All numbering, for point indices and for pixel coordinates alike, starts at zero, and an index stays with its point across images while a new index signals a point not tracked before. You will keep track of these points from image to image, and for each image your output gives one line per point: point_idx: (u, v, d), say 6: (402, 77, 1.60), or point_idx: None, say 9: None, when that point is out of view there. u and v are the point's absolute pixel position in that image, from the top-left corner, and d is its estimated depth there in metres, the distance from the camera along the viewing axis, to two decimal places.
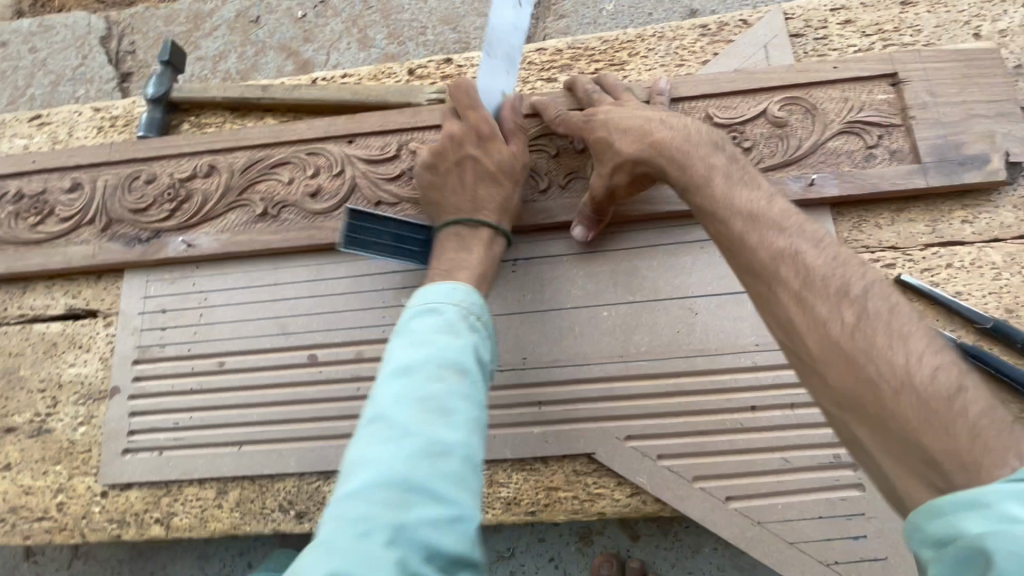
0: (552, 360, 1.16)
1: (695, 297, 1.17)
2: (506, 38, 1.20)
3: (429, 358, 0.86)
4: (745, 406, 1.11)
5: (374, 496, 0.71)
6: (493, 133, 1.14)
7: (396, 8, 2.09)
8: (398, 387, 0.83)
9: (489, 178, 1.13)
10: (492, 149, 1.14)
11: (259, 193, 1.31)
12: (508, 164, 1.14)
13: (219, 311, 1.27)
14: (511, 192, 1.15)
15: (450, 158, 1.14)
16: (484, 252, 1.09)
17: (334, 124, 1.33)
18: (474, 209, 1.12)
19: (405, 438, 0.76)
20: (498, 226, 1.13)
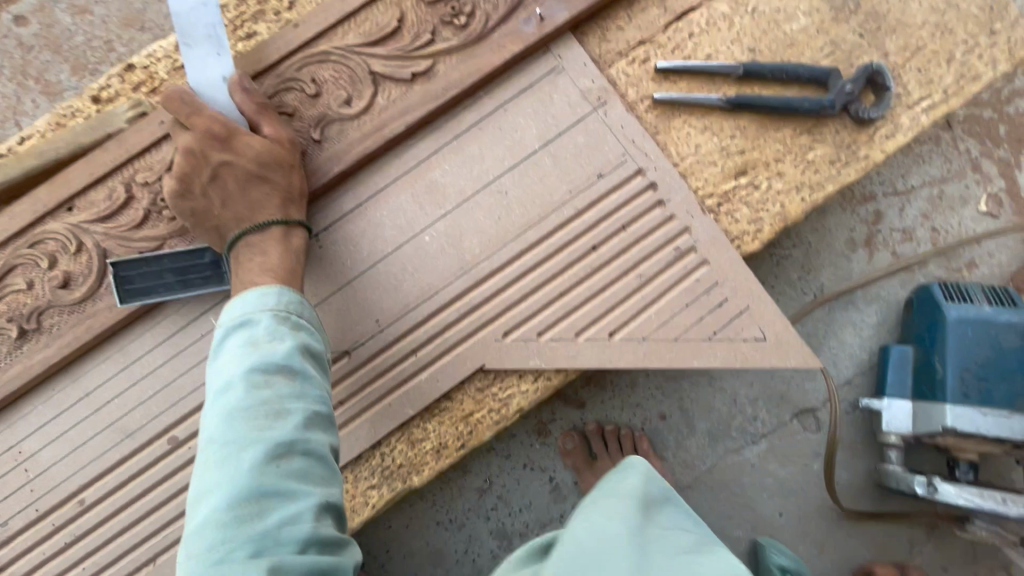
0: (404, 308, 1.13)
1: (498, 179, 1.15)
2: (197, 23, 1.05)
3: (245, 367, 0.82)
4: (587, 250, 1.14)
5: (220, 521, 0.71)
6: (234, 128, 1.01)
7: (62, 35, 1.73)
8: (219, 410, 0.80)
9: (254, 175, 1.00)
10: (240, 144, 1.01)
11: (4, 315, 1.10)
12: (267, 154, 1.01)
13: (46, 454, 1.10)
14: (287, 178, 1.03)
15: (201, 175, 1.00)
16: (288, 252, 1.00)
17: (38, 198, 1.11)
18: (253, 215, 1.01)
19: (239, 455, 0.75)
20: (289, 218, 1.02)
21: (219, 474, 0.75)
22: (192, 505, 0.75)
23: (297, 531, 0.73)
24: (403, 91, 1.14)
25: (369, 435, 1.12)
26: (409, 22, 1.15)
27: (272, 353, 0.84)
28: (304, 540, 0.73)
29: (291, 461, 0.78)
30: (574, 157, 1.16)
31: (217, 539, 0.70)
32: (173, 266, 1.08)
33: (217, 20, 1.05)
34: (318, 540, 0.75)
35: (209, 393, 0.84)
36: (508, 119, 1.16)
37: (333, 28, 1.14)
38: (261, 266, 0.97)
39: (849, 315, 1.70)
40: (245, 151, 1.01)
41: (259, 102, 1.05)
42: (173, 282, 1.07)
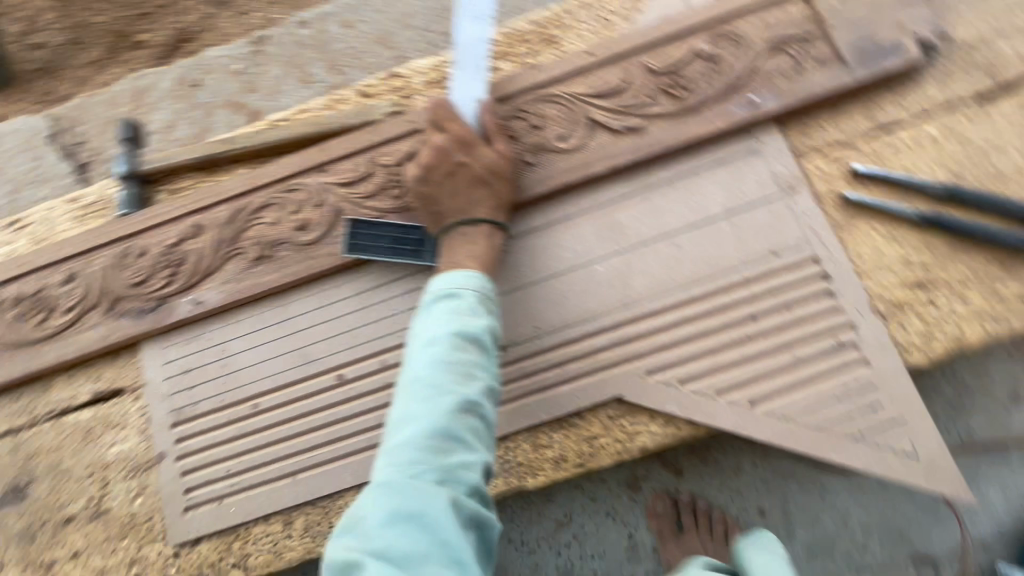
0: (563, 323, 1.24)
1: (677, 234, 1.25)
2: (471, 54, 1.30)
3: (452, 329, 0.97)
4: (746, 318, 1.19)
5: (417, 444, 0.82)
6: (477, 140, 1.21)
7: (328, 40, 2.14)
8: (427, 357, 0.94)
9: (482, 179, 1.19)
10: (479, 152, 1.20)
11: (250, 240, 1.36)
12: (496, 164, 1.20)
13: (242, 358, 1.32)
14: (503, 189, 1.21)
15: (441, 167, 1.19)
16: (491, 248, 1.16)
17: (303, 158, 1.39)
18: (470, 210, 1.17)
19: (439, 397, 0.88)
20: (497, 220, 1.19)
21: (418, 407, 0.88)
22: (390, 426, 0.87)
23: (472, 477, 0.83)
24: (611, 140, 1.30)
25: (501, 427, 1.22)
26: (632, 84, 1.31)
27: (473, 325, 0.99)
28: (475, 486, 0.83)
29: (474, 417, 0.89)
30: (754, 232, 1.23)
31: (412, 458, 0.81)
32: (392, 234, 1.28)
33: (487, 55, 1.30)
34: (483, 491, 0.85)
35: (416, 342, 0.98)
36: (698, 183, 1.27)
37: (567, 77, 1.34)
38: (468, 254, 1.14)
39: (998, 472, 1.55)
40: (481, 159, 1.19)
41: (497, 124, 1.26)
42: (388, 247, 1.27)
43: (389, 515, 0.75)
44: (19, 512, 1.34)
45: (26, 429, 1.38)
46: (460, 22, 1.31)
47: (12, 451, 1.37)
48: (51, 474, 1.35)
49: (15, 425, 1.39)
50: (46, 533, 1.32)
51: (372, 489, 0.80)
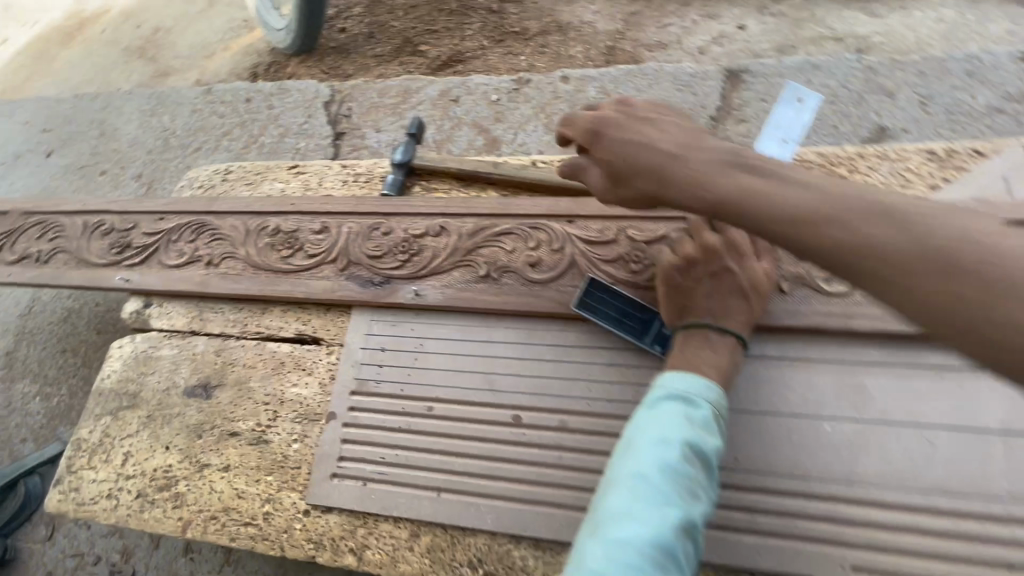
0: (768, 468, 1.13)
1: (932, 429, 1.10)
2: None
3: (690, 441, 0.94)
4: (998, 560, 1.00)
5: (643, 557, 0.81)
6: (749, 251, 1.19)
7: (582, 100, 2.29)
8: (661, 458, 0.91)
9: (742, 292, 1.16)
10: (748, 264, 1.18)
11: (483, 258, 1.44)
12: (760, 283, 1.17)
13: (434, 359, 1.37)
14: (758, 307, 1.17)
15: (706, 265, 1.18)
16: (732, 362, 1.11)
17: (557, 203, 1.46)
18: (720, 316, 1.15)
19: (669, 512, 0.86)
20: (743, 336, 1.14)
21: (645, 513, 0.86)
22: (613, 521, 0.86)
23: None
24: None
25: None
26: None
27: (707, 443, 0.96)
28: None
29: (692, 543, 0.87)
30: None
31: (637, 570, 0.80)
32: (624, 308, 1.27)
33: None
34: None
35: (646, 435, 0.96)
36: (974, 385, 1.12)
37: None
38: (710, 360, 1.10)
39: None
40: (749, 271, 1.17)
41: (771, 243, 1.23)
42: (616, 319, 1.27)
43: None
44: (198, 407, 1.47)
45: (233, 339, 1.54)
46: (765, 138, 1.31)
47: (215, 353, 1.53)
48: (235, 388, 1.47)
49: (227, 333, 1.55)
50: (209, 436, 1.43)
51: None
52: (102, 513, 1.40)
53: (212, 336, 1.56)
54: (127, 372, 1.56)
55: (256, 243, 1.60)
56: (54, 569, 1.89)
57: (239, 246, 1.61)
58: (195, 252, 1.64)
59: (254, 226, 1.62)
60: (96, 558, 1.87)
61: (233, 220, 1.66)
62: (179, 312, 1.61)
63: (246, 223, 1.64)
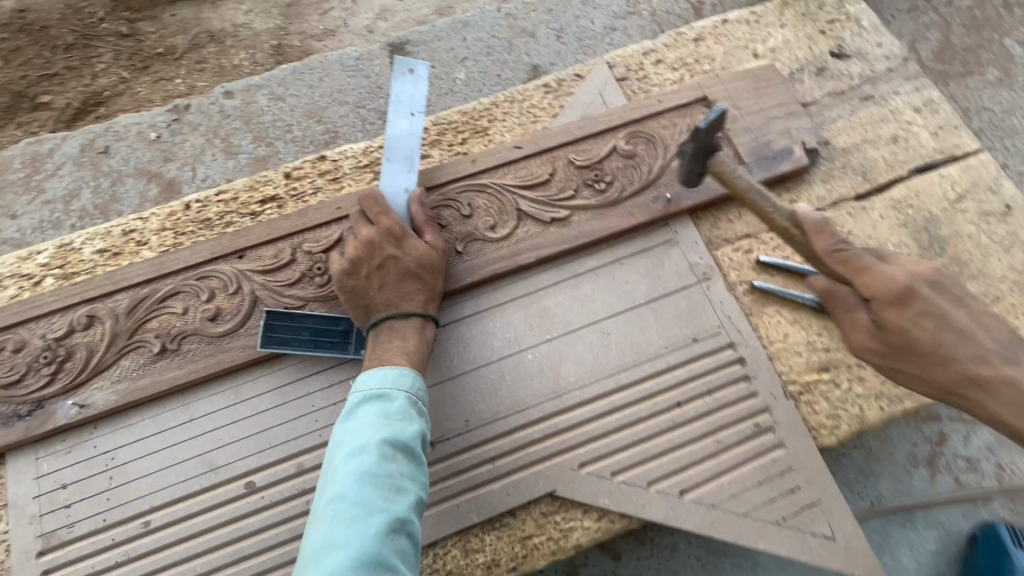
0: (494, 415, 1.21)
1: (604, 320, 1.28)
2: (400, 142, 1.31)
3: (380, 438, 0.96)
4: (673, 405, 1.22)
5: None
6: (409, 232, 1.22)
7: (255, 113, 2.10)
8: (349, 471, 0.93)
9: (413, 271, 1.19)
10: (410, 244, 1.21)
11: (153, 331, 1.24)
12: (426, 257, 1.21)
13: (133, 468, 1.17)
14: (435, 280, 1.22)
15: (371, 260, 1.18)
16: (423, 339, 1.16)
17: (218, 242, 1.30)
18: (400, 303, 1.17)
19: (366, 520, 0.87)
20: (429, 312, 1.19)
21: (343, 533, 0.85)
22: (315, 556, 0.84)
23: None
24: (541, 230, 1.33)
25: (428, 532, 1.15)
26: (557, 177, 1.37)
27: (402, 431, 0.99)
28: None
29: (400, 538, 0.88)
30: (674, 318, 1.29)
31: None
32: (316, 329, 1.23)
33: (417, 148, 1.31)
34: None
35: (341, 453, 0.96)
36: (622, 272, 1.32)
37: (495, 168, 1.38)
38: (398, 348, 1.13)
39: (907, 533, 1.65)
40: (413, 251, 1.20)
41: (429, 215, 1.28)
42: (311, 342, 1.22)
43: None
44: None
45: None
46: (391, 114, 1.31)
47: None
48: None
49: None
50: None
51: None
52: None
53: None
54: None
55: None
56: None
57: None
58: None
59: None
60: None
61: None
62: None
63: None
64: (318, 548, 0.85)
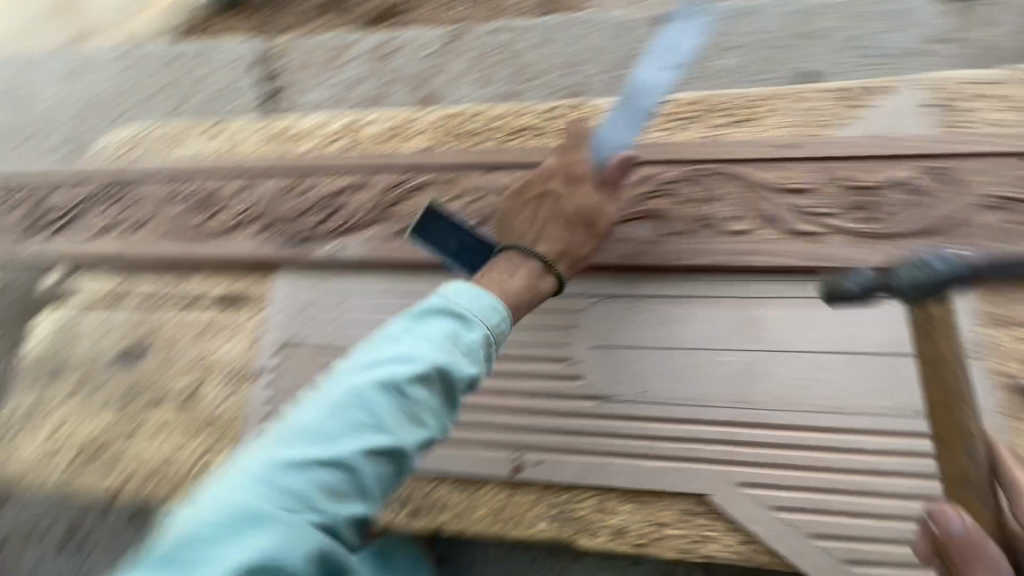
0: (671, 398, 1.19)
1: (821, 353, 1.17)
2: (637, 96, 1.29)
3: (420, 363, 0.88)
4: (869, 470, 1.10)
5: (272, 498, 0.77)
6: (596, 176, 1.20)
7: (518, 51, 2.24)
8: (410, 389, 0.87)
9: (564, 219, 1.15)
10: (580, 189, 1.18)
11: (404, 211, 1.44)
12: (590, 212, 1.17)
13: (357, 314, 1.38)
14: (569, 237, 1.16)
15: (533, 192, 1.19)
16: (502, 287, 1.08)
17: (475, 155, 1.45)
18: (534, 244, 1.14)
19: (302, 454, 0.81)
20: (536, 267, 1.12)
21: (282, 456, 0.81)
22: (247, 465, 0.81)
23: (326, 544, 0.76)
24: (783, 238, 1.24)
25: (572, 474, 1.19)
26: (819, 191, 1.26)
27: (459, 365, 0.91)
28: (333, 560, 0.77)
29: (367, 471, 0.82)
30: (908, 382, 1.13)
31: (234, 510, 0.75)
32: (461, 239, 1.21)
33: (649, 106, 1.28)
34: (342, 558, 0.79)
35: (388, 355, 0.89)
36: (861, 311, 1.18)
37: (756, 162, 1.30)
38: (497, 280, 1.10)
39: None
40: (575, 197, 1.17)
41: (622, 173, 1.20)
42: (454, 251, 1.22)
43: (177, 553, 0.73)
44: (128, 373, 1.47)
45: (157, 304, 1.52)
46: (644, 67, 1.32)
47: (139, 318, 1.52)
48: (161, 350, 1.47)
49: (149, 297, 1.53)
50: (141, 400, 1.44)
51: (278, 502, 0.77)
52: (48, 475, 1.45)
53: (138, 301, 1.54)
54: (54, 341, 1.55)
55: (178, 206, 1.58)
56: None
57: (161, 210, 1.59)
58: (116, 218, 1.61)
59: (176, 188, 1.60)
60: None
61: (152, 183, 1.63)
62: (100, 279, 1.58)
63: (165, 185, 1.61)
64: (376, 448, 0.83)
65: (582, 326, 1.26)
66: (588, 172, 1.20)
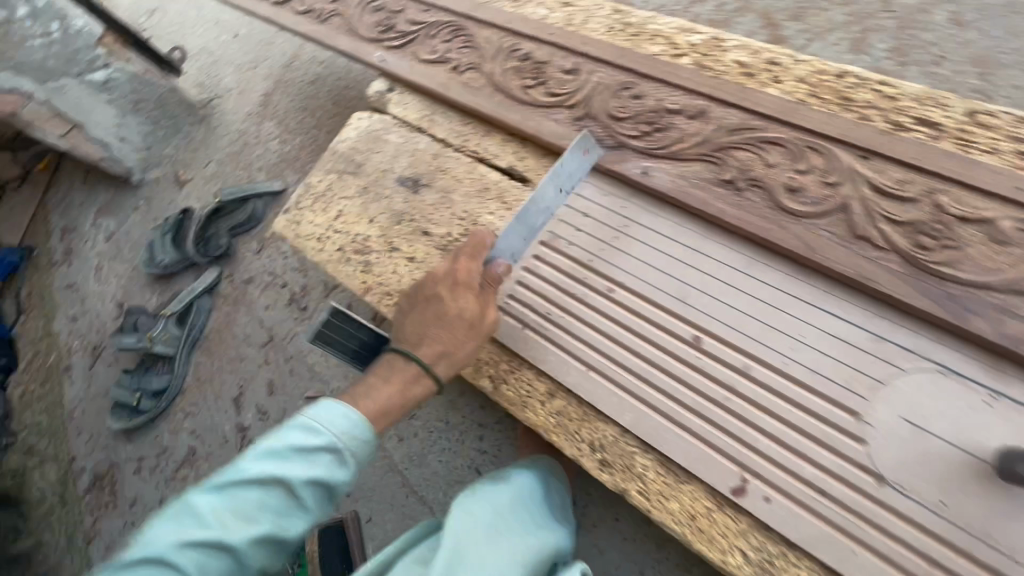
0: (984, 535, 0.91)
1: None
2: (545, 203, 1.32)
3: (293, 421, 0.95)
4: None
5: (198, 510, 0.88)
6: (469, 280, 1.11)
7: (919, 24, 1.76)
8: (328, 458, 0.94)
9: (446, 324, 1.08)
10: (461, 295, 1.10)
11: (736, 160, 1.23)
12: (456, 278, 1.10)
13: (635, 246, 1.26)
14: (470, 342, 1.09)
15: (415, 296, 1.15)
16: (393, 389, 1.04)
17: (858, 129, 1.16)
18: (414, 345, 1.08)
19: (220, 476, 0.90)
20: (428, 364, 1.06)
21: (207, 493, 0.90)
22: (215, 502, 0.89)
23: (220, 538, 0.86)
24: None
25: (801, 534, 1.01)
26: None
27: (324, 422, 0.94)
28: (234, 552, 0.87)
29: (263, 493, 0.90)
30: None
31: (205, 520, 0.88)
32: (367, 341, 1.24)
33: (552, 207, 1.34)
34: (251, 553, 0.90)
35: (307, 432, 0.93)
36: None
37: None
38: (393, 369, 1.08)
39: None
40: (458, 300, 1.09)
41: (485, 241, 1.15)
42: (352, 351, 1.22)
43: (223, 516, 0.88)
44: (404, 198, 1.57)
45: (450, 149, 1.59)
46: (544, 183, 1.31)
47: (433, 156, 1.60)
48: (439, 193, 1.54)
49: (447, 141, 1.61)
50: (405, 227, 1.54)
51: (262, 517, 0.89)
52: (310, 251, 1.63)
53: (436, 139, 1.62)
54: (359, 144, 1.71)
55: (503, 63, 1.57)
56: (257, 277, 2.38)
57: (486, 62, 1.60)
58: (447, 54, 1.66)
59: (507, 46, 1.58)
60: (286, 283, 2.32)
61: (489, 32, 1.62)
62: (414, 107, 1.70)
63: (501, 39, 1.59)
64: (297, 486, 0.90)
65: (903, 389, 1.01)
66: (476, 274, 1.12)
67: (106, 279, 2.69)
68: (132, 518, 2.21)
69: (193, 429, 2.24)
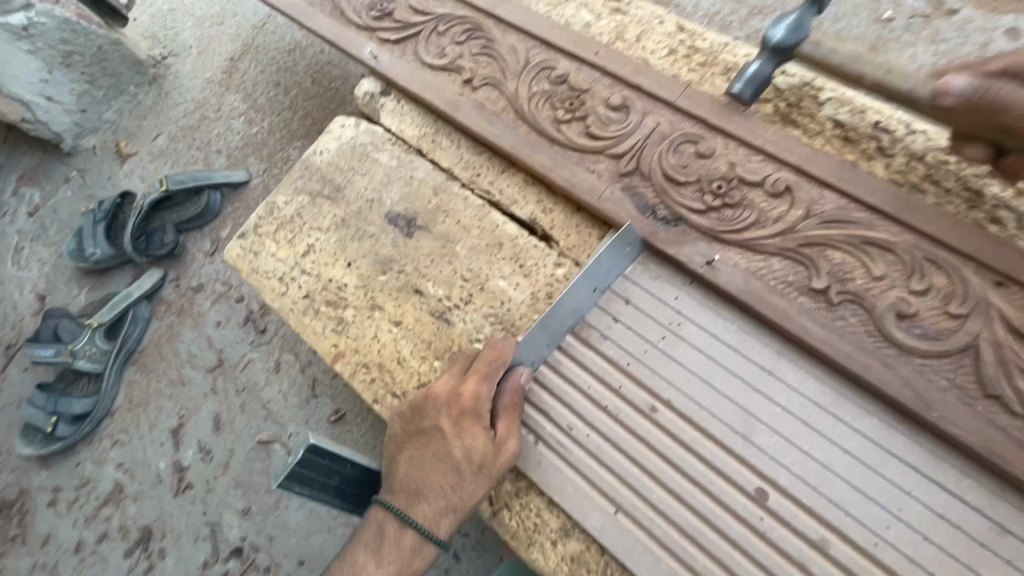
0: None
1: None
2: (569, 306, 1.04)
3: None
4: None
5: None
6: (476, 410, 0.97)
7: None
8: None
9: (449, 468, 0.95)
10: (468, 432, 0.96)
11: (829, 263, 0.96)
12: (462, 412, 0.97)
13: (689, 356, 0.99)
14: (480, 489, 0.94)
15: (414, 425, 1.01)
16: (392, 564, 0.95)
17: (993, 241, 0.90)
18: (411, 500, 0.96)
19: None
20: (430, 526, 0.95)
21: None
22: None
23: None
24: None
25: None
26: None
27: None
28: None
29: None
30: None
31: None
32: (352, 477, 1.08)
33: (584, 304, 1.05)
34: None
35: None
36: None
37: None
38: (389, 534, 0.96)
39: None
40: (464, 438, 0.96)
41: (493, 364, 1.00)
42: (335, 491, 1.05)
43: None
44: (393, 240, 1.25)
45: (455, 183, 1.27)
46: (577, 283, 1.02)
47: (433, 190, 1.27)
48: (439, 241, 1.22)
49: (453, 173, 1.29)
50: (391, 280, 1.22)
51: None
52: (269, 293, 1.29)
53: (438, 168, 1.30)
54: (340, 159, 1.36)
55: (530, 83, 1.25)
56: (208, 285, 2.02)
57: (508, 77, 1.27)
58: (459, 60, 1.33)
59: (537, 62, 1.26)
60: (242, 297, 1.97)
61: (514, 39, 1.30)
62: (412, 122, 1.36)
63: (529, 52, 1.28)
64: None
65: None
66: (486, 402, 0.98)
67: (26, 264, 2.27)
68: (41, 560, 1.88)
69: (121, 461, 1.90)
